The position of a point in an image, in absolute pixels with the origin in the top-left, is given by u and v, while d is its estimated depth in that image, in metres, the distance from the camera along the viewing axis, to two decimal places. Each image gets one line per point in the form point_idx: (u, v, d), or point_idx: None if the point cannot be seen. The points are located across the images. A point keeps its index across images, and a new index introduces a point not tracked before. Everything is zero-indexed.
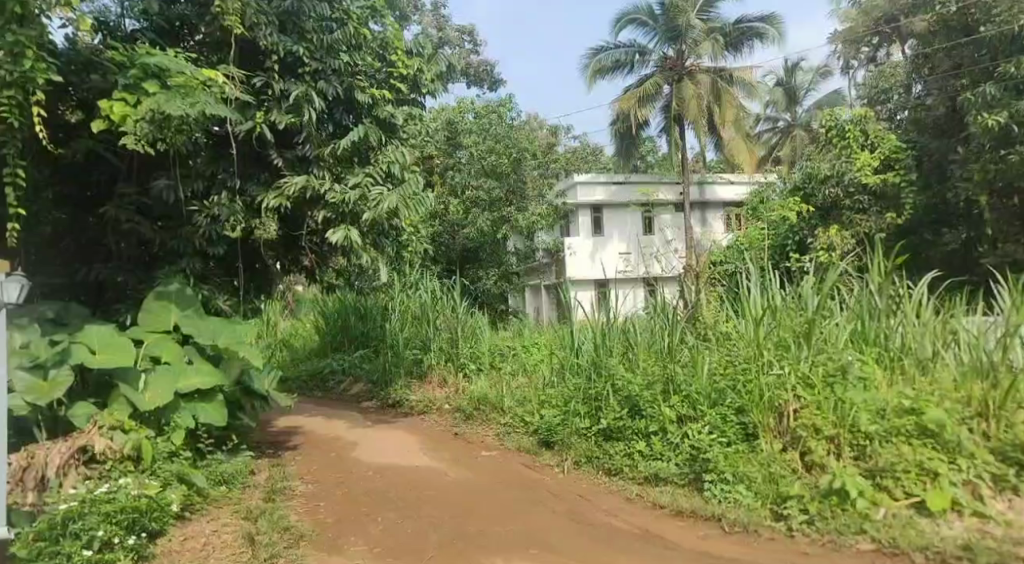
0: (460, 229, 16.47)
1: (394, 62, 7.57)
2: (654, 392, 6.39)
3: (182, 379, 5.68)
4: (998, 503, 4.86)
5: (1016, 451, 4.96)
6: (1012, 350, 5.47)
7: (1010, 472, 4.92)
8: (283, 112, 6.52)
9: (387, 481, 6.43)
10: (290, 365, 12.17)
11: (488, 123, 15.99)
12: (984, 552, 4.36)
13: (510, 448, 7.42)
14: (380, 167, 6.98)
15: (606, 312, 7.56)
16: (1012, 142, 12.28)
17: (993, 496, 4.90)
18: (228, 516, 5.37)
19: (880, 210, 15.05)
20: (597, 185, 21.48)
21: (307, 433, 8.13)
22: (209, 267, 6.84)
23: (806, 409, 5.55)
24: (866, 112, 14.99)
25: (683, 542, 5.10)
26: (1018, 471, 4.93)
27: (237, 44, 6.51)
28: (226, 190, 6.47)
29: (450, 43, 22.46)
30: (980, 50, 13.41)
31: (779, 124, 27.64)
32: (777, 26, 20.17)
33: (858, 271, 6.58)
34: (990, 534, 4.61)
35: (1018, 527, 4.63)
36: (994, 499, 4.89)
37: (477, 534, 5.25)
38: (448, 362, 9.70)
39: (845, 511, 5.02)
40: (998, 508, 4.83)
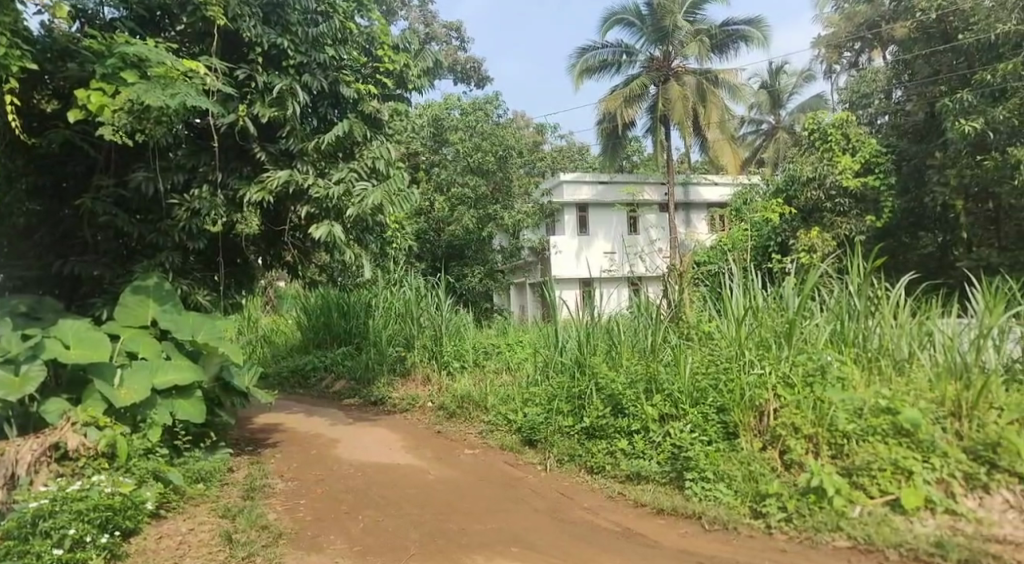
0: (445, 226, 16.40)
1: (380, 57, 7.69)
2: (637, 390, 6.42)
3: (159, 374, 5.62)
4: (969, 500, 4.92)
5: (986, 450, 5.02)
6: (984, 352, 5.55)
7: (980, 470, 4.96)
8: (266, 105, 6.47)
9: (367, 479, 6.40)
10: (271, 361, 12.05)
11: (475, 119, 16.06)
12: (956, 550, 4.49)
13: (493, 446, 7.42)
14: (365, 162, 6.93)
15: (590, 311, 7.57)
16: (987, 148, 12.49)
17: (964, 494, 4.95)
18: (205, 514, 5.30)
19: (860, 214, 15.27)
20: (584, 184, 21.52)
21: (287, 431, 8.06)
22: (188, 261, 6.78)
23: (785, 409, 5.62)
24: (848, 116, 15.14)
25: (663, 540, 5.12)
26: (989, 470, 4.98)
27: (220, 36, 6.47)
28: (207, 184, 6.41)
29: (437, 39, 22.43)
30: (957, 57, 13.58)
31: (762, 127, 27.80)
32: (762, 29, 20.23)
33: (838, 273, 6.63)
34: (961, 531, 4.72)
35: (988, 524, 4.73)
36: (965, 497, 4.94)
37: (458, 531, 5.26)
38: (431, 359, 9.66)
39: (823, 509, 5.07)
40: (969, 506, 4.89)
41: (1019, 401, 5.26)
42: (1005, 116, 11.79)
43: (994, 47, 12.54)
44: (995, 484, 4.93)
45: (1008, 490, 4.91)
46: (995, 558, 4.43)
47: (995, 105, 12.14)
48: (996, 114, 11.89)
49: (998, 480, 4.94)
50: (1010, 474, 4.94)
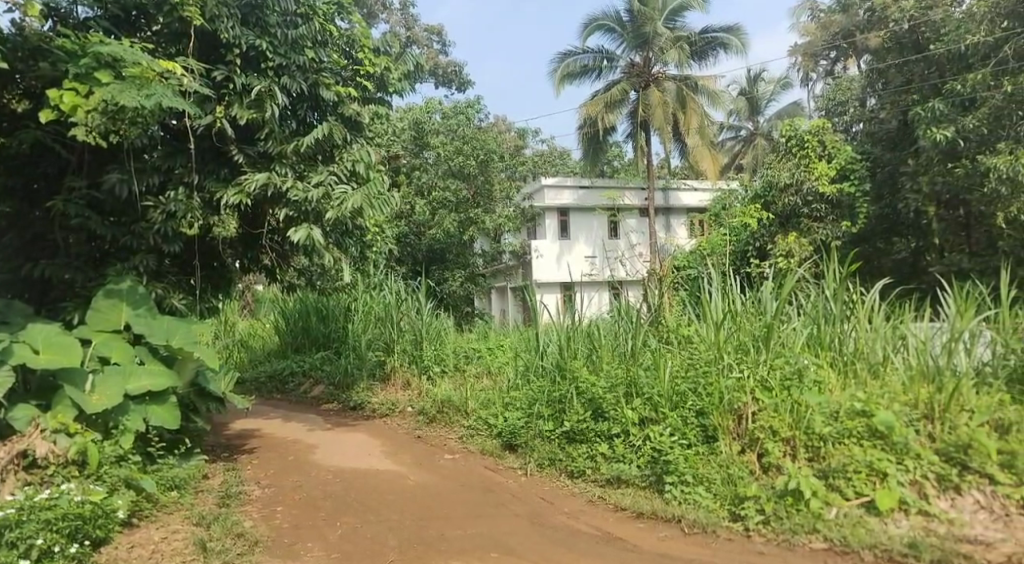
0: (425, 229, 16.35)
1: (361, 59, 7.66)
2: (617, 394, 6.43)
3: (131, 380, 5.54)
4: (941, 501, 4.96)
5: (958, 452, 5.06)
6: (956, 355, 5.63)
7: (953, 472, 5.00)
8: (244, 107, 6.41)
9: (345, 485, 6.35)
10: (249, 366, 11.93)
11: (456, 123, 16.09)
12: (929, 550, 4.53)
13: (474, 451, 7.38)
14: (345, 165, 6.90)
15: (571, 315, 7.58)
16: (958, 156, 12.69)
17: (937, 495, 4.99)
18: (179, 522, 5.20)
19: (836, 220, 15.39)
20: (565, 188, 21.52)
21: (263, 437, 7.97)
22: (164, 264, 6.67)
23: (763, 413, 5.66)
24: (824, 122, 15.29)
25: (642, 543, 5.12)
26: (961, 471, 5.03)
27: (196, 36, 6.38)
28: (183, 186, 6.33)
29: (418, 43, 22.39)
30: (929, 67, 13.86)
31: (741, 133, 28.05)
32: (740, 36, 20.40)
33: (814, 278, 6.68)
34: (933, 532, 4.76)
35: (961, 525, 4.77)
36: (938, 498, 4.98)
37: (436, 537, 5.22)
38: (410, 364, 9.60)
39: (799, 512, 5.10)
40: (941, 507, 4.93)
41: (991, 402, 5.33)
42: (975, 125, 12.01)
43: (964, 58, 12.84)
44: (967, 485, 4.97)
45: (980, 491, 4.95)
46: (967, 558, 4.48)
47: (966, 115, 12.37)
48: (966, 123, 12.11)
49: (970, 482, 4.98)
50: (981, 476, 4.99)
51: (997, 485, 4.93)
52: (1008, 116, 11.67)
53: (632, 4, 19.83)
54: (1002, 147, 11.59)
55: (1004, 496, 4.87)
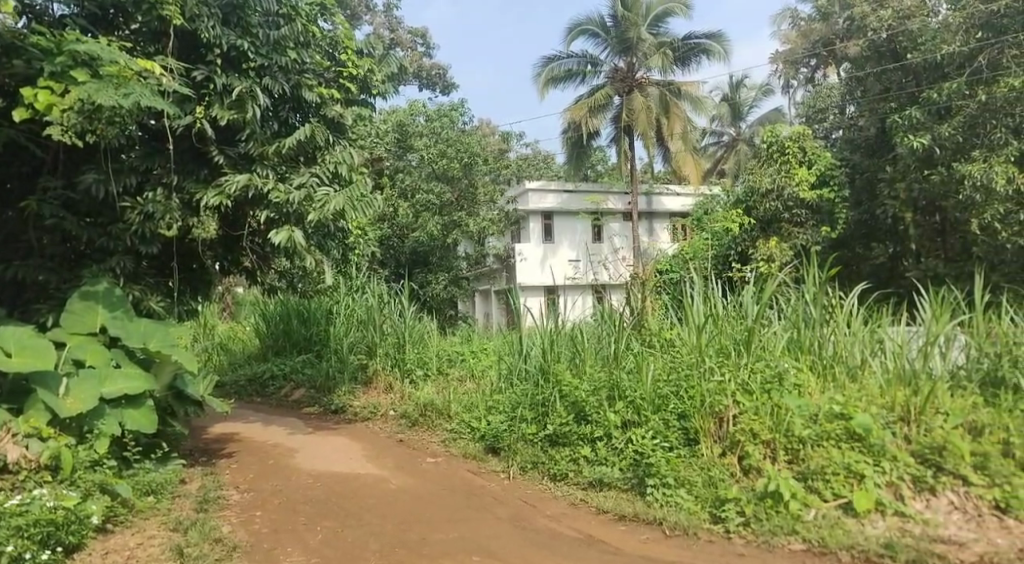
0: (408, 232, 16.29)
1: (344, 61, 7.68)
2: (600, 397, 6.42)
3: (106, 383, 5.44)
4: (917, 502, 5.00)
5: (933, 454, 5.11)
6: (931, 359, 5.70)
7: (928, 473, 5.04)
8: (225, 107, 6.36)
9: (325, 489, 6.29)
10: (228, 369, 11.80)
11: (440, 126, 16.08)
12: (904, 550, 4.56)
13: (456, 454, 7.34)
14: (327, 166, 6.87)
15: (554, 318, 7.58)
16: (934, 163, 12.85)
17: (913, 496, 5.03)
18: (155, 528, 5.12)
19: (816, 225, 15.44)
20: (548, 193, 21.54)
21: (242, 440, 7.87)
22: (141, 266, 6.57)
23: (744, 415, 5.66)
24: (804, 129, 15.32)
25: (623, 546, 5.11)
26: (935, 473, 5.07)
27: (176, 36, 6.32)
28: (161, 187, 6.25)
29: (402, 45, 22.35)
30: (907, 76, 14.20)
31: (724, 139, 28.22)
32: (723, 43, 20.45)
33: (794, 282, 6.71)
34: (909, 532, 4.77)
35: (936, 526, 4.79)
36: (913, 499, 5.02)
37: (416, 541, 5.18)
38: (392, 367, 9.54)
39: (779, 513, 5.11)
40: (916, 508, 4.96)
41: (965, 405, 5.39)
42: (950, 133, 12.16)
43: (940, 68, 13.17)
44: (941, 486, 5.01)
45: (953, 492, 4.99)
46: (941, 558, 4.50)
47: (941, 123, 12.54)
48: (942, 131, 12.27)
49: (944, 483, 5.02)
50: (955, 477, 5.02)
51: (970, 486, 4.97)
52: (983, 125, 11.81)
53: (616, 10, 19.92)
54: (976, 155, 11.75)
55: (978, 497, 4.91)
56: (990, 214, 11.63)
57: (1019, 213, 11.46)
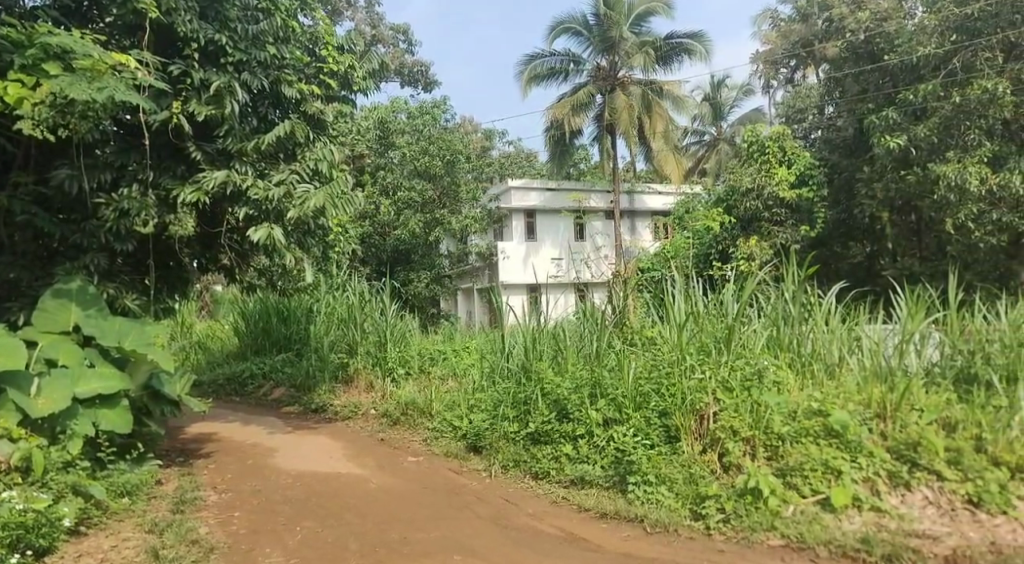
0: (390, 230, 16.17)
1: (325, 57, 7.64)
2: (582, 396, 6.40)
3: (80, 383, 5.34)
4: (892, 498, 5.03)
5: (908, 449, 5.15)
6: (907, 357, 5.76)
7: (903, 469, 5.08)
8: (202, 103, 6.26)
9: (305, 489, 6.22)
10: (206, 368, 11.64)
11: (422, 123, 16.02)
12: (879, 545, 4.59)
13: (438, 453, 7.30)
14: (307, 163, 6.79)
15: (537, 317, 7.55)
16: (910, 164, 13.00)
17: (888, 491, 5.06)
18: (130, 530, 5.04)
19: (795, 223, 15.48)
20: (531, 190, 21.46)
21: (220, 441, 7.77)
22: (116, 264, 6.46)
23: (724, 413, 5.67)
24: (784, 129, 15.34)
25: (605, 543, 5.10)
26: (910, 468, 5.11)
27: (153, 30, 6.23)
28: (137, 183, 6.13)
29: (383, 41, 22.20)
30: (884, 77, 14.23)
31: (705, 138, 28.32)
32: (704, 43, 20.50)
33: (774, 280, 6.73)
34: (885, 528, 4.80)
35: (911, 520, 4.83)
36: (889, 494, 5.05)
37: (397, 540, 5.14)
38: (374, 366, 9.46)
39: (758, 509, 5.12)
40: (892, 503, 4.99)
41: (939, 401, 5.44)
42: (926, 134, 12.26)
43: (916, 70, 13.26)
44: (916, 481, 5.05)
45: (928, 487, 5.03)
46: (915, 552, 4.53)
47: (916, 124, 12.66)
48: (917, 132, 12.38)
49: (918, 478, 5.05)
50: (930, 472, 5.07)
51: (944, 481, 5.01)
52: (957, 126, 11.95)
53: (599, 8, 19.89)
54: (950, 156, 11.89)
55: (951, 491, 4.95)
56: (964, 214, 11.76)
57: (992, 213, 11.62)
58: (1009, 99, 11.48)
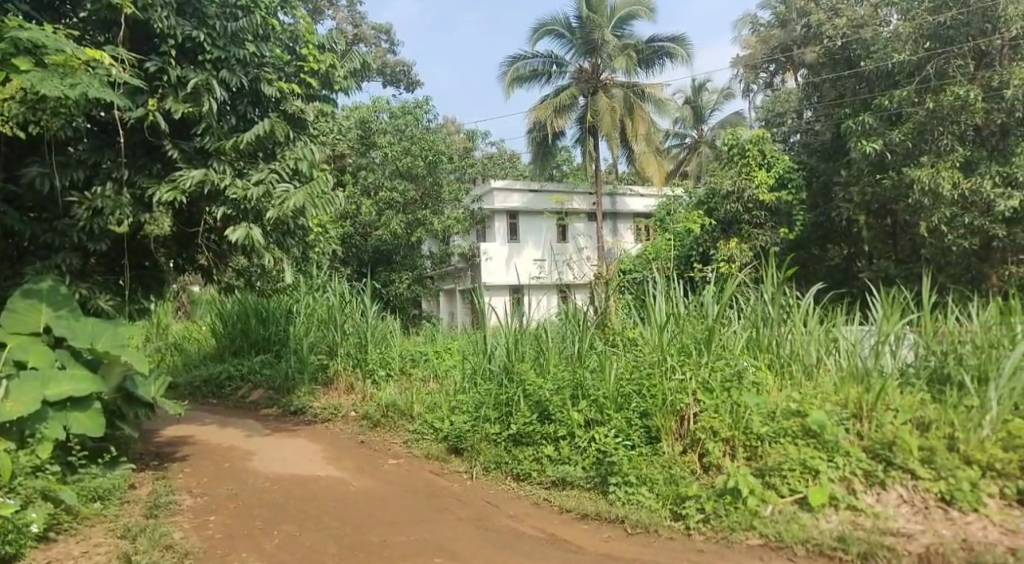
0: (371, 230, 16.07)
1: (305, 55, 7.55)
2: (563, 397, 6.37)
3: (51, 385, 5.20)
4: (868, 496, 5.05)
5: (884, 449, 5.17)
6: (883, 358, 5.79)
7: (878, 468, 5.10)
8: (180, 100, 6.17)
9: (283, 492, 6.13)
10: (183, 369, 11.50)
11: (404, 123, 15.94)
12: (855, 543, 4.60)
13: (418, 455, 7.24)
14: (287, 163, 6.69)
15: (519, 317, 7.52)
16: (886, 168, 13.13)
17: (864, 490, 5.08)
18: (101, 535, 4.94)
19: (774, 226, 15.57)
20: (513, 192, 21.42)
21: (196, 444, 7.65)
22: (89, 264, 6.34)
23: (704, 414, 5.66)
24: (764, 132, 15.40)
25: (585, 544, 5.07)
26: (885, 467, 5.12)
27: (128, 26, 6.12)
28: (111, 181, 6.01)
29: (365, 41, 22.09)
30: (860, 83, 14.42)
31: (686, 141, 28.38)
32: (686, 47, 20.59)
33: (754, 282, 6.74)
34: (861, 526, 4.80)
35: (887, 519, 4.83)
36: (865, 493, 5.07)
37: (375, 543, 5.07)
38: (354, 368, 9.37)
39: (737, 509, 5.11)
40: (868, 502, 5.00)
41: (913, 402, 5.46)
42: (901, 139, 12.39)
43: (892, 75, 13.48)
44: (891, 480, 5.07)
45: (902, 486, 5.05)
46: (890, 550, 4.53)
47: (892, 129, 12.77)
48: (893, 137, 12.50)
49: (893, 477, 5.07)
50: (904, 471, 5.09)
51: (918, 479, 5.03)
52: (931, 131, 12.04)
53: (581, 10, 19.91)
54: (924, 160, 11.99)
55: (925, 490, 4.97)
56: (938, 217, 11.88)
57: (965, 216, 11.75)
58: (981, 106, 11.58)
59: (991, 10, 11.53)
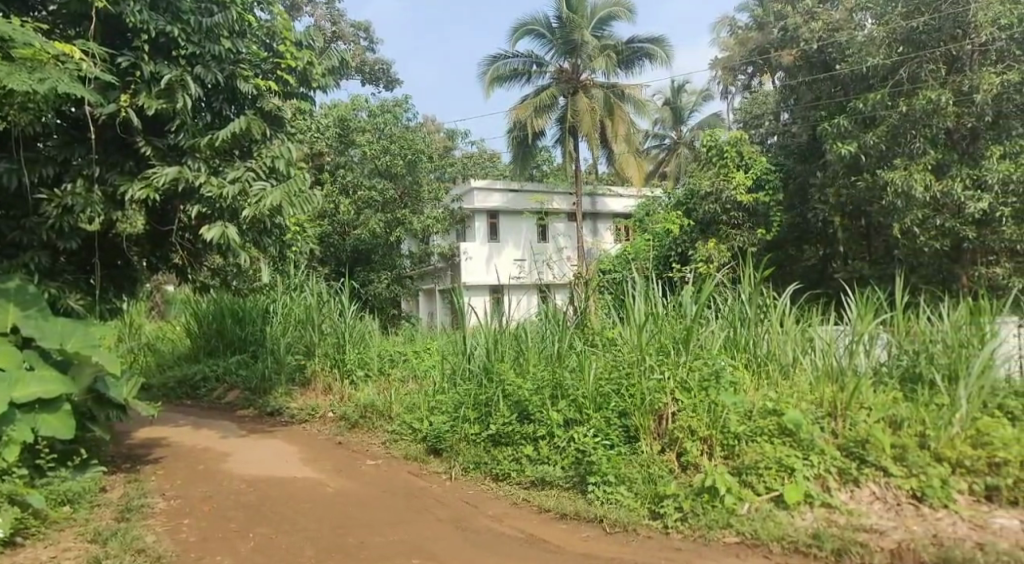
0: (350, 230, 15.94)
1: (282, 52, 7.43)
2: (543, 397, 6.35)
3: (19, 388, 5.07)
4: (842, 494, 5.09)
5: (857, 447, 5.22)
6: (858, 357, 5.83)
7: (851, 465, 5.14)
8: (153, 96, 6.05)
9: (258, 494, 6.05)
10: (157, 370, 11.33)
11: (383, 122, 15.85)
12: (830, 540, 4.61)
13: (397, 456, 7.18)
14: (264, 161, 6.60)
15: (499, 317, 7.49)
16: (860, 169, 13.28)
17: (838, 488, 5.12)
18: (71, 540, 4.84)
19: (752, 226, 15.68)
20: (493, 191, 21.38)
21: (169, 445, 7.53)
22: (59, 262, 6.22)
23: (682, 413, 5.66)
24: (742, 134, 15.49)
25: (565, 544, 5.05)
26: (859, 465, 5.17)
27: (99, 20, 6.00)
28: (82, 178, 5.91)
29: (344, 38, 21.94)
30: (836, 86, 14.69)
31: (665, 142, 28.45)
32: (665, 48, 20.67)
33: (731, 282, 6.77)
34: (835, 523, 4.83)
35: (860, 515, 4.86)
36: (838, 490, 5.11)
37: (353, 545, 5.02)
38: (332, 368, 9.29)
39: (714, 508, 5.12)
40: (842, 499, 5.04)
41: (886, 400, 5.51)
42: (875, 142, 12.54)
43: (866, 79, 13.63)
44: (864, 478, 5.11)
45: (875, 483, 5.09)
46: (863, 545, 4.55)
47: (866, 132, 12.91)
48: (867, 140, 12.64)
49: (867, 474, 5.12)
50: (877, 469, 5.13)
51: (890, 476, 5.07)
52: (903, 134, 12.21)
53: (561, 10, 19.91)
54: (897, 163, 12.14)
55: (897, 487, 5.01)
56: (910, 218, 12.02)
57: (936, 218, 11.89)
58: (951, 110, 11.68)
59: (961, 15, 11.66)
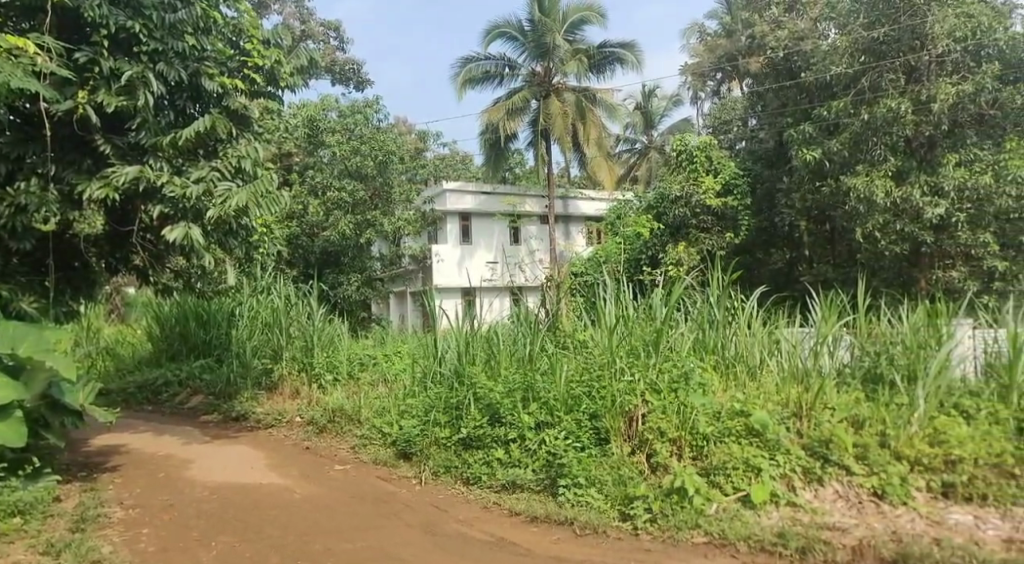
0: (319, 231, 15.76)
1: (248, 50, 7.27)
2: (514, 399, 6.28)
3: None
4: (806, 493, 5.09)
5: (821, 446, 5.22)
6: (822, 358, 5.86)
7: (817, 465, 5.15)
8: (113, 93, 5.86)
9: (221, 502, 5.90)
10: (115, 375, 11.03)
11: (353, 123, 15.71)
12: (794, 538, 4.60)
13: (365, 461, 7.05)
14: (230, 161, 6.44)
15: (470, 320, 7.41)
16: (824, 175, 13.46)
17: (803, 487, 5.13)
18: (20, 552, 4.66)
19: (721, 231, 15.72)
20: (466, 193, 21.22)
21: (127, 453, 7.31)
22: (11, 264, 6.03)
23: (653, 414, 5.63)
24: (711, 138, 15.61)
25: (534, 547, 4.99)
26: (823, 464, 5.18)
27: (55, 13, 5.83)
28: (36, 176, 5.74)
29: (314, 38, 21.68)
30: (802, 93, 14.91)
31: (637, 146, 28.43)
32: (636, 52, 20.74)
33: (700, 285, 6.77)
34: (800, 521, 4.82)
35: (824, 514, 4.87)
36: (803, 489, 5.11)
37: (317, 551, 4.91)
38: (300, 372, 9.15)
39: (683, 508, 5.09)
40: (807, 498, 5.05)
41: (849, 401, 5.54)
42: (839, 148, 12.71)
43: (830, 87, 13.87)
44: (828, 476, 5.12)
45: (838, 482, 5.11)
46: (827, 543, 4.55)
47: (831, 138, 13.12)
48: (832, 146, 12.81)
49: (830, 474, 5.13)
50: (840, 468, 5.14)
51: (853, 475, 5.09)
52: (866, 141, 12.40)
53: (533, 14, 19.91)
54: (859, 169, 12.32)
55: (858, 485, 5.03)
56: (872, 223, 12.20)
57: (897, 223, 12.03)
58: (911, 118, 11.82)
59: (920, 27, 11.80)
